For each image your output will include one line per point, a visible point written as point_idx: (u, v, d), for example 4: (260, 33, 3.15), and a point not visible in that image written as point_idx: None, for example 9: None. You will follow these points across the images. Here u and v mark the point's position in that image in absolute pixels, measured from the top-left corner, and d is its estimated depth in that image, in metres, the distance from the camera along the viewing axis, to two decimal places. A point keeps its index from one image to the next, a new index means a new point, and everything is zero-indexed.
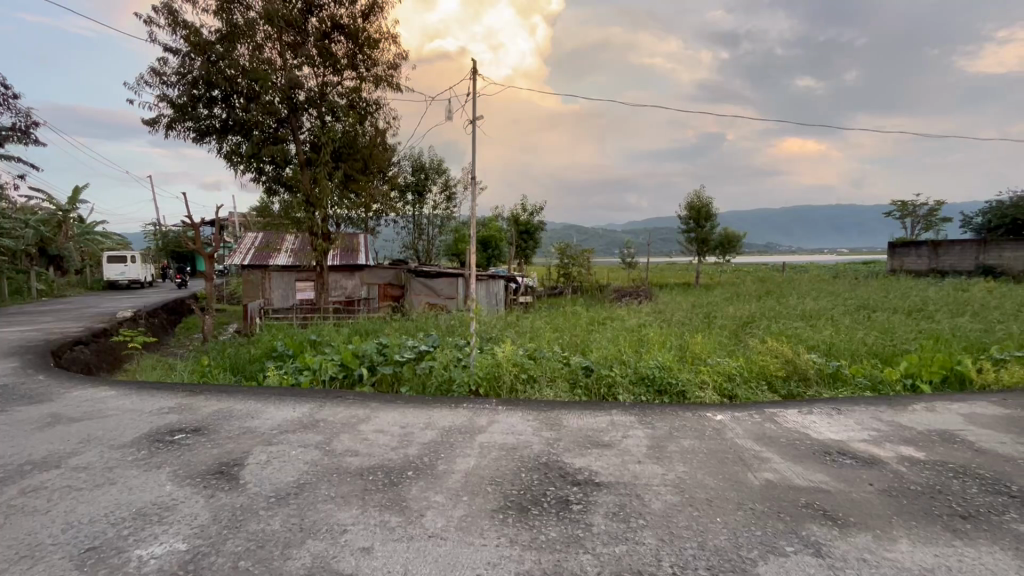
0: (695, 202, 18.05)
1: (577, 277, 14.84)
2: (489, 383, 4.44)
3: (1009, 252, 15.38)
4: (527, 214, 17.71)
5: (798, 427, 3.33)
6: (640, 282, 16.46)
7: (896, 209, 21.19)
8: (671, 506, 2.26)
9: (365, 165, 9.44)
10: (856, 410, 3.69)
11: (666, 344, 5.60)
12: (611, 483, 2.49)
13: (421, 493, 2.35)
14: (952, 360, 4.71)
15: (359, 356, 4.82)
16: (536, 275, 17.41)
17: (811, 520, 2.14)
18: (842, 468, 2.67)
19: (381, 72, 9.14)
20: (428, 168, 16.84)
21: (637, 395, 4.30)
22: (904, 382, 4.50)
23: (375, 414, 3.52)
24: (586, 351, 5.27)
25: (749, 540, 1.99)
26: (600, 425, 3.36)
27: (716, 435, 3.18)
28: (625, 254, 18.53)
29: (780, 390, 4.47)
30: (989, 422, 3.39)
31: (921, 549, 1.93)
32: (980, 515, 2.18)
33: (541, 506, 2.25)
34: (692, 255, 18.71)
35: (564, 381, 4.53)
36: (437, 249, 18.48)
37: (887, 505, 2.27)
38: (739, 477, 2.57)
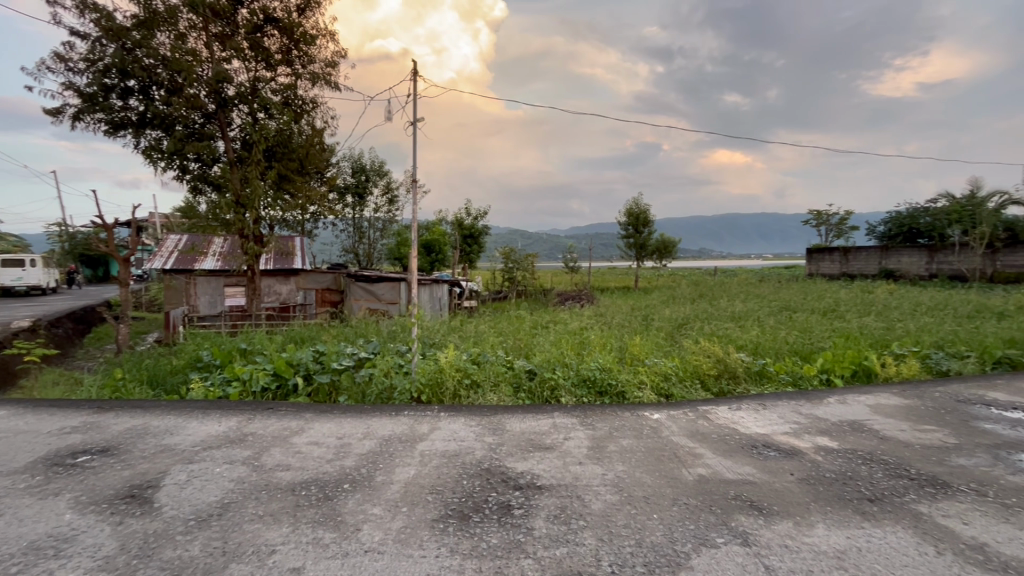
0: (634, 209, 18.74)
1: (522, 281, 14.94)
2: (431, 390, 4.36)
3: (906, 257, 17.01)
4: (471, 218, 17.65)
5: (728, 423, 3.51)
6: (582, 286, 16.84)
7: (812, 218, 22.98)
8: (610, 506, 2.30)
9: (301, 165, 9.06)
10: (779, 404, 3.95)
11: (607, 347, 5.76)
12: (552, 485, 2.51)
13: (357, 507, 2.26)
14: (861, 357, 5.15)
15: (294, 364, 4.59)
16: (481, 279, 17.38)
17: (738, 511, 2.25)
18: (767, 460, 2.84)
19: (318, 69, 8.80)
20: (369, 170, 16.43)
21: (579, 397, 4.38)
22: (821, 376, 4.87)
23: (309, 426, 3.35)
24: (529, 354, 5.30)
25: (683, 535, 2.05)
26: (541, 429, 3.38)
27: (653, 433, 3.28)
28: (568, 258, 18.92)
29: (712, 388, 4.70)
30: (892, 412, 3.73)
31: (835, 532, 2.07)
32: (885, 498, 2.38)
33: (483, 513, 2.22)
34: (631, 260, 19.35)
35: (508, 385, 4.53)
36: (378, 253, 18.03)
37: (806, 493, 2.43)
38: (674, 474, 2.66)
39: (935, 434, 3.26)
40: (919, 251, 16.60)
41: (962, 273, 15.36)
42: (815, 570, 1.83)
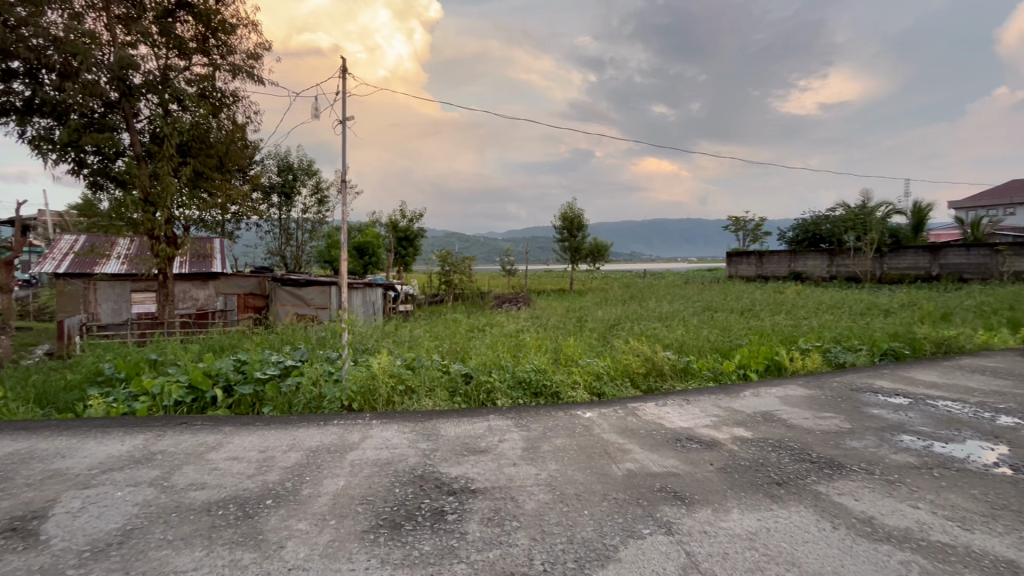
0: (568, 213, 19.22)
1: (459, 285, 14.87)
2: (363, 397, 4.22)
3: (811, 261, 18.66)
4: (406, 220, 17.22)
5: (655, 418, 3.69)
6: (519, 289, 17.00)
7: (731, 225, 24.59)
8: (543, 505, 2.33)
9: (219, 162, 8.50)
10: (701, 399, 4.20)
11: (542, 348, 5.85)
12: (486, 488, 2.51)
13: (281, 522, 2.14)
14: (772, 352, 5.59)
15: (212, 375, 4.27)
16: (417, 283, 17.08)
17: (663, 502, 2.36)
18: (689, 452, 3.00)
19: (238, 61, 8.32)
20: (296, 169, 15.67)
21: (514, 398, 4.42)
22: (738, 371, 5.24)
23: (228, 440, 3.14)
24: (466, 358, 5.27)
25: (612, 529, 2.13)
26: (476, 432, 3.38)
27: (585, 432, 3.38)
28: (505, 262, 19.09)
29: (641, 385, 4.91)
30: (797, 402, 4.09)
31: (748, 516, 2.24)
32: (791, 481, 2.60)
33: (415, 520, 2.18)
34: (566, 263, 19.83)
35: (443, 390, 4.48)
36: (307, 256, 17.23)
37: (723, 481, 2.60)
38: (604, 470, 2.75)
39: (833, 420, 3.60)
40: (822, 255, 18.28)
41: (856, 275, 17.12)
42: (730, 552, 1.96)
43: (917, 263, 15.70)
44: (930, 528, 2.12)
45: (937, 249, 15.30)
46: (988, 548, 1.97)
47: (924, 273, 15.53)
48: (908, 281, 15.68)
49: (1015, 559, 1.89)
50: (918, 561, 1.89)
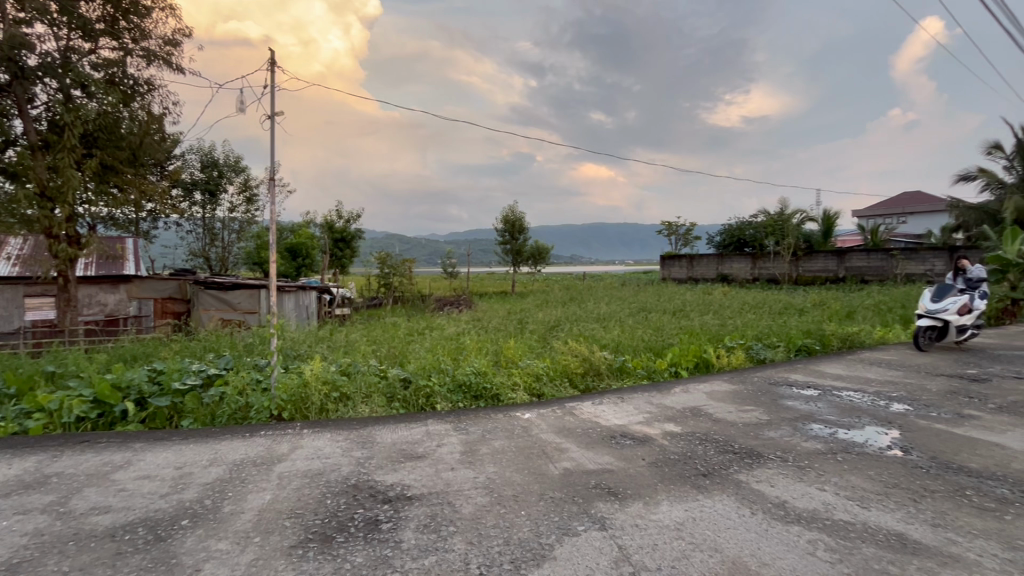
0: (510, 216, 19.33)
1: (398, 287, 14.56)
2: (294, 406, 4.02)
3: (736, 264, 19.92)
4: (343, 221, 16.49)
5: (591, 417, 3.79)
6: (461, 292, 16.88)
7: (664, 228, 25.31)
8: (480, 508, 2.33)
9: (131, 156, 7.81)
10: (635, 396, 4.36)
11: (483, 351, 5.85)
12: (423, 495, 2.47)
13: (198, 543, 2.00)
14: (701, 350, 5.90)
15: (122, 387, 3.92)
16: (355, 286, 16.54)
17: (598, 499, 2.43)
18: (623, 449, 3.10)
19: (154, 47, 7.69)
20: (221, 165, 14.71)
21: (454, 402, 4.38)
22: (670, 369, 5.49)
23: (139, 457, 2.89)
24: (405, 362, 5.17)
25: (549, 528, 2.16)
26: (414, 437, 3.32)
27: (523, 433, 3.40)
28: (448, 264, 18.92)
29: (579, 385, 5.03)
30: (722, 397, 4.34)
31: (676, 507, 2.35)
32: (715, 472, 2.76)
33: (348, 532, 2.11)
34: (508, 266, 19.95)
35: (380, 395, 4.36)
36: (234, 258, 16.23)
37: (654, 475, 2.71)
38: (542, 469, 2.79)
39: (753, 413, 3.86)
40: (745, 258, 19.57)
41: (775, 277, 18.47)
42: (659, 543, 2.05)
43: (826, 266, 17.18)
44: (834, 508, 2.32)
45: (844, 253, 16.82)
46: (882, 524, 2.18)
47: (833, 276, 17.01)
48: (819, 282, 17.12)
49: (904, 532, 2.11)
50: (824, 540, 2.06)
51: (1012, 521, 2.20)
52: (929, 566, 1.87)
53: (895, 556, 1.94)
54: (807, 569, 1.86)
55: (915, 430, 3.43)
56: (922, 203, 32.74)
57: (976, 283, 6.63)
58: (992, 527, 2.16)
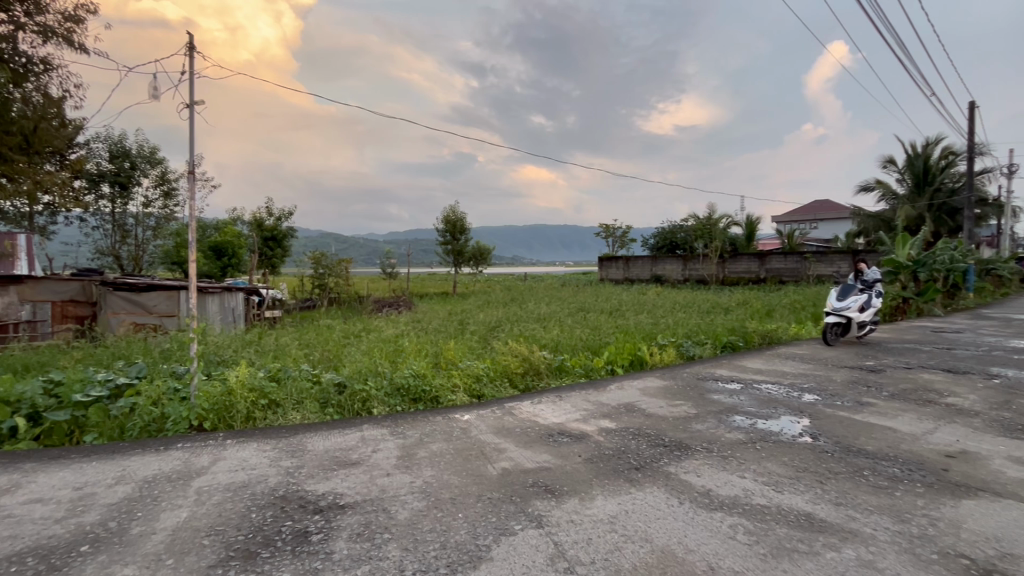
0: (450, 216, 19.15)
1: (334, 289, 14.02)
2: (217, 415, 3.75)
3: (669, 265, 20.85)
4: (273, 218, 15.66)
5: (530, 416, 3.83)
6: (401, 293, 16.53)
7: (602, 230, 26.17)
8: (417, 513, 2.29)
9: (24, 142, 6.98)
10: (573, 394, 4.46)
11: (422, 352, 5.75)
12: (356, 503, 2.38)
13: (99, 571, 1.82)
14: (636, 348, 6.12)
15: (11, 401, 3.50)
16: (287, 287, 15.75)
17: (535, 497, 2.46)
18: (560, 447, 3.16)
19: (51, 23, 6.93)
20: (134, 156, 13.51)
21: (392, 405, 4.27)
22: (606, 367, 5.66)
23: (28, 480, 2.58)
24: (340, 366, 4.99)
25: (485, 529, 2.16)
26: (348, 444, 3.20)
27: (462, 435, 3.38)
28: (387, 265, 18.46)
29: (519, 385, 5.06)
30: (655, 392, 4.53)
31: (610, 500, 2.42)
32: (647, 465, 2.87)
33: (274, 546, 2.00)
34: (449, 266, 19.76)
35: (313, 402, 4.17)
36: (149, 257, 14.95)
37: (590, 471, 2.78)
38: (480, 470, 2.78)
39: (682, 407, 4.06)
40: (677, 260, 20.55)
41: (704, 278, 19.55)
42: (594, 537, 2.10)
43: (749, 268, 18.40)
44: (752, 494, 2.48)
45: (764, 256, 18.08)
46: (794, 505, 2.37)
47: (754, 277, 18.26)
48: (743, 283, 18.32)
49: (812, 512, 2.30)
50: (743, 524, 2.20)
51: (900, 496, 2.45)
52: (832, 542, 2.05)
53: (804, 534, 2.11)
54: (728, 552, 1.98)
55: (823, 418, 3.74)
56: (830, 211, 35.90)
57: (872, 284, 7.37)
58: (885, 503, 2.39)
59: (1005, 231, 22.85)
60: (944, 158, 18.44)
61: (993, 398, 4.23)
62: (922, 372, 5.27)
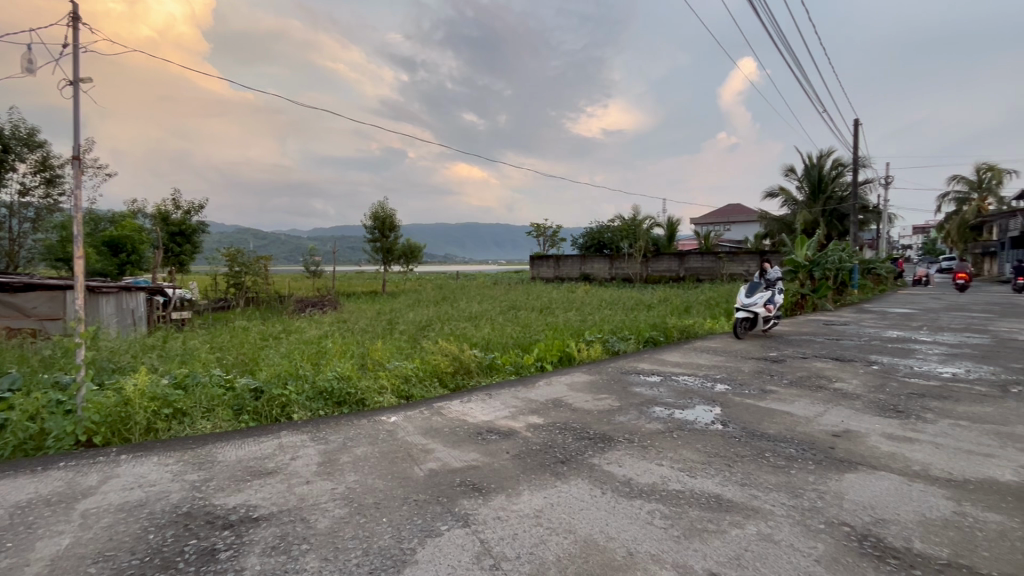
0: (379, 213, 18.56)
1: (252, 288, 13.15)
2: (111, 428, 3.39)
3: (597, 264, 21.54)
4: (181, 212, 14.39)
5: (459, 415, 3.80)
6: (326, 292, 15.82)
7: (533, 229, 26.51)
8: (338, 521, 2.20)
9: None
10: (503, 392, 4.49)
11: (348, 354, 5.53)
12: (272, 514, 2.25)
13: None
14: (564, 345, 6.27)
15: None
16: (198, 286, 14.53)
17: (462, 496, 2.45)
18: (489, 444, 3.17)
19: None
20: (7, 138, 11.83)
21: (314, 410, 4.06)
22: (536, 364, 5.75)
23: None
24: (256, 370, 4.67)
25: (410, 532, 2.11)
26: (263, 452, 3.01)
27: (388, 437, 3.29)
28: (310, 263, 17.56)
29: (449, 384, 5.00)
30: (582, 387, 4.67)
31: (536, 494, 2.47)
32: (573, 458, 2.95)
33: (175, 568, 1.84)
34: (378, 264, 19.18)
35: (226, 409, 3.88)
36: (28, 253, 13.18)
37: (517, 467, 2.81)
38: (406, 473, 2.72)
39: (607, 400, 4.22)
40: (604, 259, 21.29)
41: (629, 277, 20.44)
42: (519, 531, 2.12)
43: (670, 267, 19.47)
44: (669, 480, 2.63)
45: (683, 255, 19.20)
46: (705, 488, 2.53)
47: (675, 275, 19.35)
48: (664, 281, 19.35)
49: (721, 493, 2.47)
50: (660, 509, 2.32)
51: (795, 474, 2.70)
52: (737, 520, 2.22)
53: (713, 515, 2.27)
54: (646, 538, 2.08)
55: (732, 406, 4.05)
56: (741, 215, 38.90)
57: (774, 282, 8.07)
58: (783, 480, 2.63)
59: (883, 235, 25.99)
60: (835, 169, 20.50)
61: (872, 382, 4.79)
62: (816, 360, 5.85)
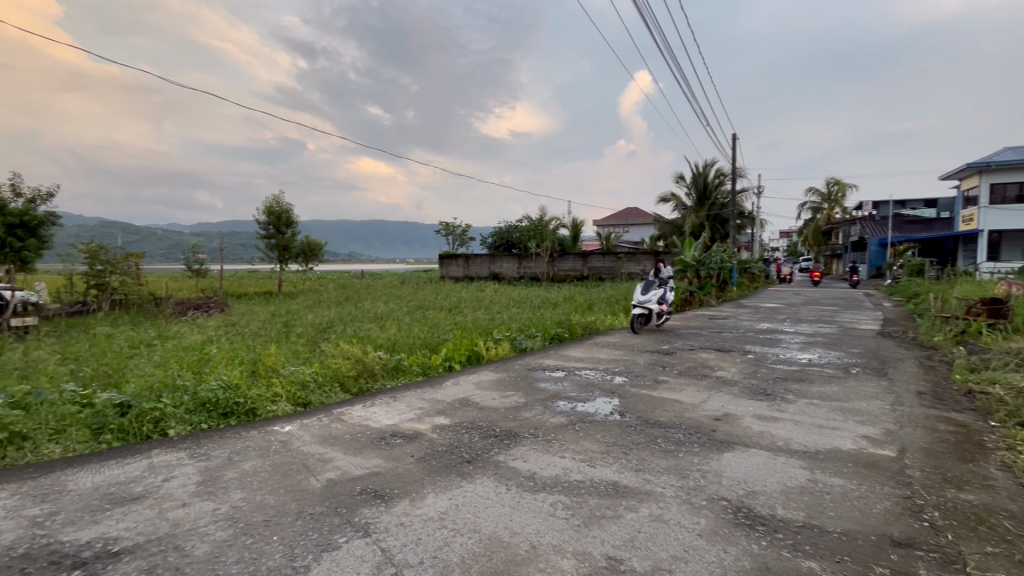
0: (274, 207, 17.21)
1: (118, 289, 11.59)
2: None
3: (505, 263, 21.82)
4: (21, 200, 12.17)
5: (361, 420, 3.63)
6: (211, 293, 14.31)
7: (441, 228, 26.14)
8: (220, 544, 1.99)
9: None
10: (409, 394, 4.38)
11: (236, 360, 5.05)
12: (137, 546, 1.98)
13: None
14: (472, 344, 6.27)
15: None
16: (45, 287, 12.38)
17: (362, 505, 2.34)
18: (392, 449, 3.07)
19: None
20: None
21: (194, 424, 3.65)
22: (444, 364, 5.67)
23: None
24: (122, 383, 4.09)
25: (304, 548, 1.98)
26: (129, 475, 2.65)
27: (281, 448, 3.06)
28: (192, 260, 15.74)
29: (351, 388, 4.75)
30: (489, 385, 4.70)
31: (441, 497, 2.43)
32: (479, 457, 2.95)
33: None
34: (273, 263, 17.79)
35: (81, 429, 3.36)
36: None
37: (422, 470, 2.75)
38: (301, 485, 2.55)
39: (513, 397, 4.28)
40: (512, 258, 21.61)
41: (537, 276, 20.98)
42: (423, 536, 2.08)
43: (575, 266, 20.28)
44: (571, 471, 2.73)
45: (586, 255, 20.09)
46: (604, 477, 2.66)
47: (579, 274, 20.20)
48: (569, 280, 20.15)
49: (618, 480, 2.62)
50: (562, 500, 2.40)
51: (682, 457, 2.93)
52: (632, 504, 2.36)
53: (611, 501, 2.39)
54: (549, 530, 2.13)
55: (629, 397, 4.30)
56: (638, 218, 41.56)
57: (667, 280, 8.72)
58: (673, 463, 2.84)
59: (755, 239, 29.22)
60: (717, 178, 22.68)
61: (747, 370, 5.35)
62: (701, 352, 6.42)
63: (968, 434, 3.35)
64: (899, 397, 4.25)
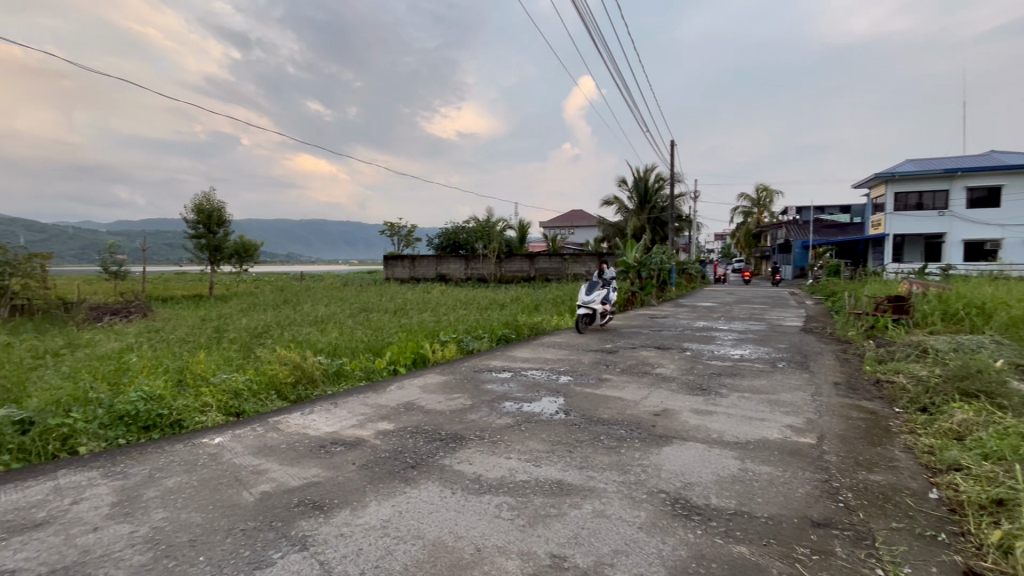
0: (203, 205, 16.16)
1: (20, 293, 10.45)
2: None
3: (451, 264, 21.63)
4: None
5: (299, 429, 3.48)
6: (133, 296, 13.23)
7: (387, 228, 25.56)
8: (137, 570, 1.84)
9: None
10: (351, 400, 4.23)
11: (160, 369, 4.70)
12: None
13: None
14: (418, 346, 6.16)
15: None
16: None
17: (299, 517, 2.24)
18: (332, 457, 2.96)
19: None
20: None
21: (110, 439, 3.35)
22: (388, 368, 5.54)
23: None
24: (23, 397, 3.69)
25: (234, 567, 1.86)
26: (31, 500, 2.40)
27: (209, 462, 2.87)
28: (109, 260, 14.47)
29: (289, 396, 4.54)
30: (435, 388, 4.64)
31: (383, 504, 2.36)
32: (423, 461, 2.90)
33: None
34: (203, 265, 16.70)
35: None
36: None
37: (364, 477, 2.67)
38: (232, 500, 2.40)
39: (459, 399, 4.25)
40: (459, 259, 21.46)
41: (484, 277, 20.96)
42: (363, 546, 2.01)
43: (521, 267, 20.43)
44: (517, 472, 2.74)
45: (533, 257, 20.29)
46: (548, 475, 2.69)
47: (526, 275, 20.37)
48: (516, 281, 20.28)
49: (562, 478, 2.66)
50: (507, 501, 2.40)
51: (624, 452, 3.02)
52: (576, 501, 2.40)
53: (555, 500, 2.42)
54: (494, 532, 2.13)
55: (573, 396, 4.38)
56: (583, 220, 42.49)
57: (610, 281, 8.96)
58: (614, 459, 2.92)
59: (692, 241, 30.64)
60: (657, 182, 23.58)
61: (684, 366, 5.60)
62: (642, 350, 6.65)
63: (876, 420, 3.67)
64: (818, 388, 4.60)
